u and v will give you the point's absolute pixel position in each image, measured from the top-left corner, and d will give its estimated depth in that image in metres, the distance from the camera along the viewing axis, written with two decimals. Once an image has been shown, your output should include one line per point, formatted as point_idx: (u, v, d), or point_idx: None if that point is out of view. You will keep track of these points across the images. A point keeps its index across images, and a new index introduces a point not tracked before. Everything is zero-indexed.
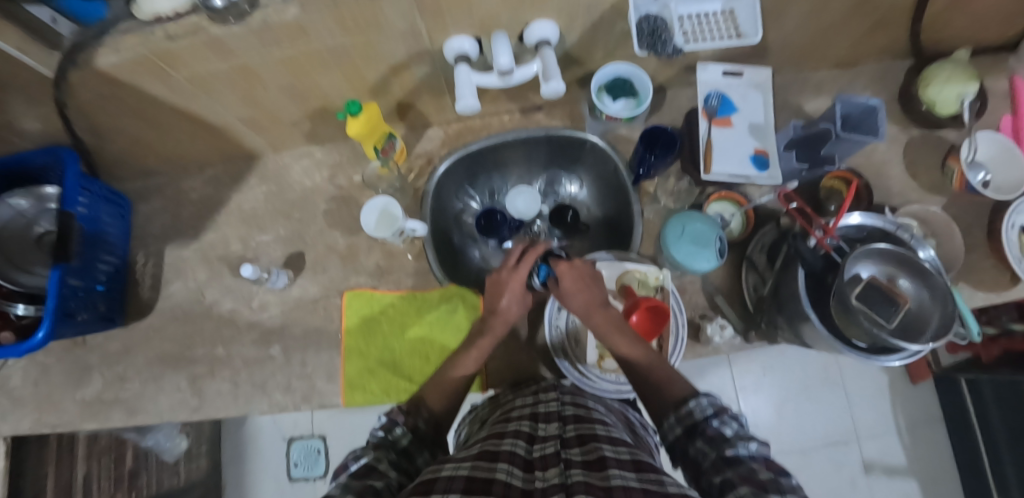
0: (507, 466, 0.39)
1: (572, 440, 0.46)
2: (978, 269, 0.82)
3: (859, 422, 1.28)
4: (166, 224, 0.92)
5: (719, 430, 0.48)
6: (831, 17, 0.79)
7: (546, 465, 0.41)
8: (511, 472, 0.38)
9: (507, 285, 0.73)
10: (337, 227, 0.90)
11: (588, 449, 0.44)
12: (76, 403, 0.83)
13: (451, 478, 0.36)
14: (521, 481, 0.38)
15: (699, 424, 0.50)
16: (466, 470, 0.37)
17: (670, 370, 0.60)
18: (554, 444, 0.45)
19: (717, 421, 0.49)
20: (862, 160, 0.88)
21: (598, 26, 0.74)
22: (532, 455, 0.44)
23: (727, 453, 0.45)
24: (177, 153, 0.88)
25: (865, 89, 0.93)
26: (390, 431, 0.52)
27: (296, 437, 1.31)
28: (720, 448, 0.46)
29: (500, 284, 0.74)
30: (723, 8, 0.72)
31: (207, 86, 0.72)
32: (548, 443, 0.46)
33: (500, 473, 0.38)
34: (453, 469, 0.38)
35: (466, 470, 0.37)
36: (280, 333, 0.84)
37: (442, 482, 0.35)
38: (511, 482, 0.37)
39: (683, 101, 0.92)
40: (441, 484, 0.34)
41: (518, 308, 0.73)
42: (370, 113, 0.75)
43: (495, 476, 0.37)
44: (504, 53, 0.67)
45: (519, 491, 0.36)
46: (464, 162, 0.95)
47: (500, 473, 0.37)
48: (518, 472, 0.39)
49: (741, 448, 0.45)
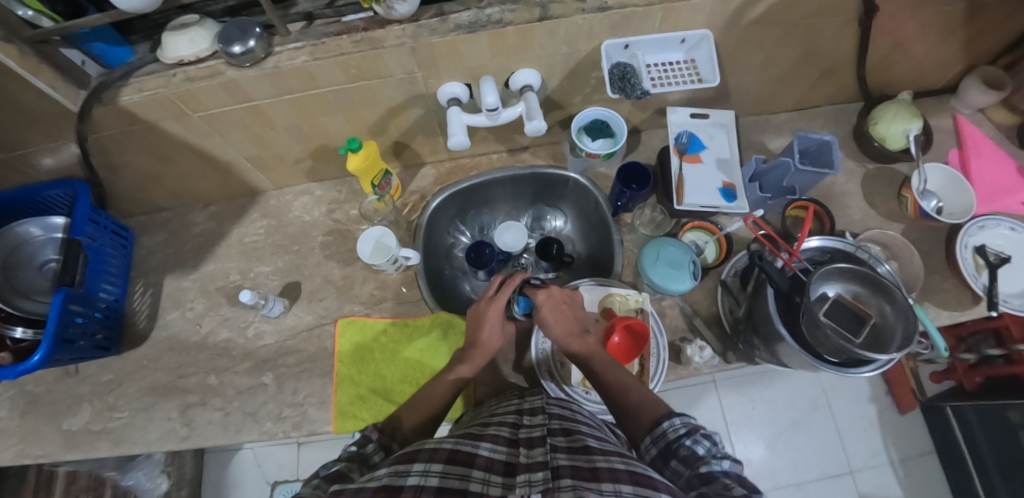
0: (490, 445, 0.47)
1: (557, 430, 0.51)
2: (940, 289, 0.87)
3: (852, 453, 1.28)
4: (168, 256, 0.95)
5: (691, 450, 0.50)
6: (782, 64, 0.89)
7: (532, 444, 0.47)
8: (495, 448, 0.46)
9: (485, 316, 0.75)
10: (333, 259, 0.94)
11: (572, 439, 0.48)
12: (62, 433, 0.82)
13: (435, 449, 0.44)
14: (506, 454, 0.45)
15: (672, 443, 0.52)
16: (450, 443, 0.45)
17: (648, 395, 0.61)
18: (540, 429, 0.50)
19: (690, 440, 0.51)
20: (823, 192, 0.96)
21: (576, 73, 0.83)
22: (517, 436, 0.50)
23: (702, 471, 0.47)
24: (184, 189, 0.94)
25: (823, 128, 1.02)
26: (363, 446, 0.53)
27: (281, 481, 1.25)
28: (695, 466, 0.48)
29: (479, 315, 0.76)
30: (686, 57, 0.81)
31: (220, 126, 0.78)
32: (534, 428, 0.50)
33: (483, 448, 0.45)
34: (437, 442, 0.46)
35: (449, 443, 0.45)
36: (273, 361, 0.86)
37: (426, 452, 0.44)
38: (494, 458, 0.44)
39: (657, 141, 1.00)
40: (424, 454, 0.43)
41: (498, 340, 0.75)
42: (369, 149, 0.81)
43: (478, 451, 0.45)
44: (491, 92, 0.75)
45: (501, 465, 0.44)
46: (455, 199, 1.00)
47: (483, 449, 0.45)
48: (502, 449, 0.46)
49: (715, 465, 0.47)
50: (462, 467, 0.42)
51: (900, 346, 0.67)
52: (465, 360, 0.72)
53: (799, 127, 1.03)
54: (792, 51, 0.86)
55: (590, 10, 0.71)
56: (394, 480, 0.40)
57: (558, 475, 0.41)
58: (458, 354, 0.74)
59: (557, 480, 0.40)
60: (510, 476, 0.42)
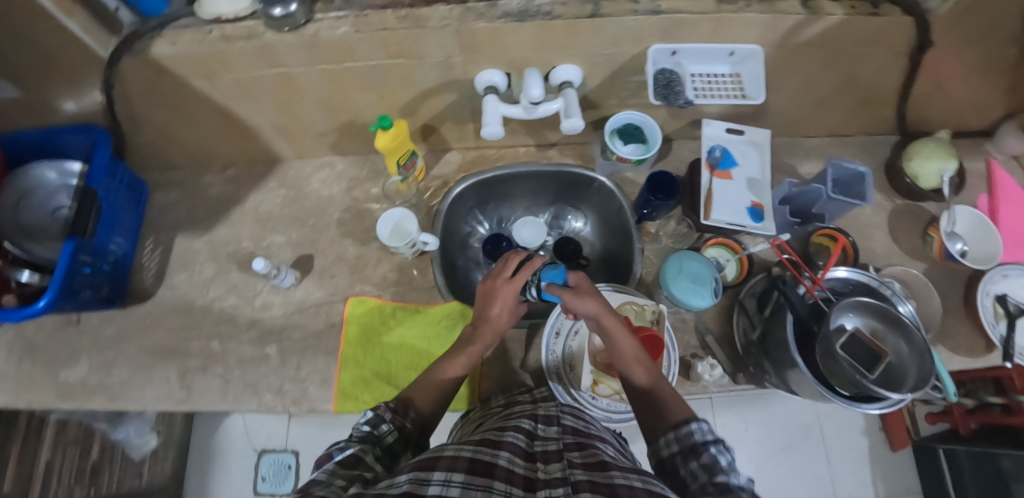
0: (508, 455, 0.43)
1: (571, 444, 0.48)
2: (955, 334, 0.87)
3: (839, 484, 1.29)
4: (180, 216, 0.93)
5: (713, 458, 0.46)
6: (823, 89, 0.88)
7: (548, 459, 0.44)
8: (513, 459, 0.42)
9: (498, 292, 0.70)
10: (348, 237, 0.92)
11: (588, 454, 0.45)
12: (58, 383, 0.81)
13: (454, 457, 0.40)
14: (523, 469, 0.42)
15: (696, 446, 0.48)
16: (469, 452, 0.41)
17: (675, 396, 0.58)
18: (554, 443, 0.48)
19: (715, 447, 0.47)
20: (849, 223, 0.95)
21: (616, 75, 0.81)
22: (533, 449, 0.46)
23: (718, 480, 0.44)
24: (204, 149, 0.92)
25: (854, 157, 1.01)
26: (377, 427, 0.50)
27: (268, 450, 1.23)
28: (712, 473, 0.45)
29: (491, 291, 0.71)
30: (731, 70, 0.79)
31: (249, 90, 0.76)
32: (549, 441, 0.48)
33: (502, 459, 0.41)
34: (456, 450, 0.42)
35: (469, 452, 0.42)
36: (279, 333, 0.85)
37: (445, 461, 0.39)
38: (513, 470, 0.40)
39: (686, 152, 0.99)
40: (444, 462, 0.39)
41: (507, 318, 0.70)
42: (399, 129, 0.79)
43: (497, 461, 0.41)
44: (536, 85, 0.71)
45: (521, 479, 0.40)
46: (477, 188, 0.98)
47: (502, 459, 0.41)
48: (520, 462, 0.42)
49: (734, 477, 0.44)
50: (484, 478, 0.38)
51: (913, 387, 0.66)
52: (476, 339, 0.69)
53: (831, 154, 1.01)
54: (835, 78, 0.85)
55: (641, 13, 0.69)
56: (415, 488, 0.35)
57: (577, 491, 0.38)
58: (467, 333, 0.71)
59: (577, 493, 0.37)
60: (531, 491, 0.39)
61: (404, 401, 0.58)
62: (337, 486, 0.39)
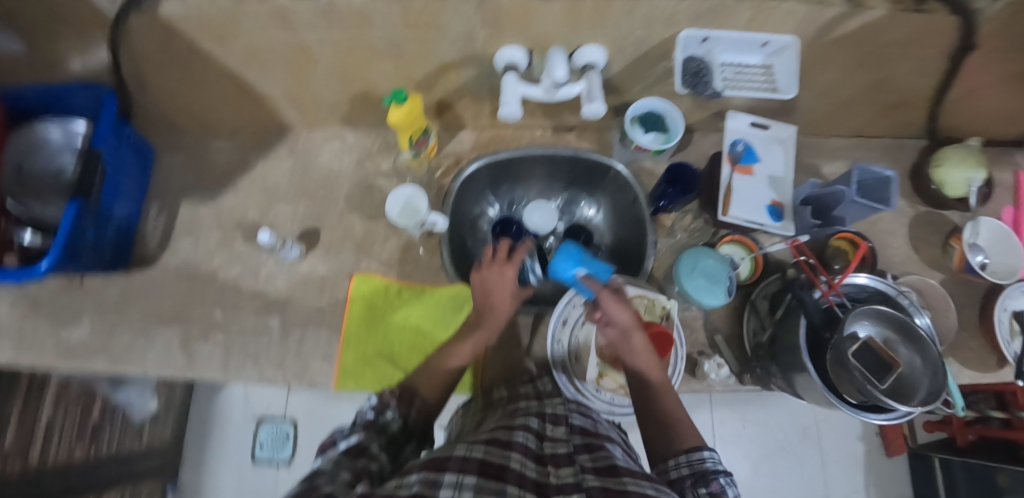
0: (519, 457, 0.42)
1: (581, 447, 0.47)
2: (967, 347, 0.86)
3: (831, 485, 1.30)
4: (186, 180, 0.92)
5: (723, 488, 0.43)
6: (856, 87, 0.84)
7: (558, 463, 0.43)
8: (524, 462, 0.41)
9: (496, 281, 0.72)
10: (356, 212, 0.90)
11: (598, 457, 0.44)
12: (60, 344, 0.81)
13: (465, 458, 0.39)
14: (535, 473, 0.41)
15: (706, 472, 0.45)
16: (480, 453, 0.41)
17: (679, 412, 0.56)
18: (564, 446, 0.47)
19: (725, 478, 0.44)
20: (869, 228, 0.92)
21: (643, 60, 0.78)
22: (543, 451, 0.45)
23: None
24: (212, 114, 0.89)
25: (879, 160, 0.97)
26: (382, 414, 0.50)
27: (266, 418, 1.23)
28: None
29: (488, 283, 0.72)
30: (763, 62, 0.75)
31: (261, 55, 0.73)
32: (558, 443, 0.47)
33: (513, 462, 0.40)
34: (466, 450, 0.41)
35: (479, 453, 0.41)
36: (282, 305, 0.84)
37: (456, 462, 0.39)
38: (525, 473, 0.39)
39: (707, 145, 0.96)
40: (455, 464, 0.38)
41: (509, 305, 0.72)
42: (414, 104, 0.76)
43: (508, 464, 0.40)
44: (560, 66, 0.69)
45: (532, 483, 0.39)
46: (490, 169, 0.95)
47: (514, 461, 0.40)
48: (531, 465, 0.41)
49: None
50: (496, 481, 0.37)
51: (924, 400, 0.65)
52: (481, 325, 0.69)
53: (856, 155, 0.98)
54: (870, 76, 0.81)
55: None
56: (426, 490, 0.34)
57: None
58: (473, 319, 0.71)
59: None
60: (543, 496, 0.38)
61: (410, 387, 0.57)
62: (343, 480, 0.39)
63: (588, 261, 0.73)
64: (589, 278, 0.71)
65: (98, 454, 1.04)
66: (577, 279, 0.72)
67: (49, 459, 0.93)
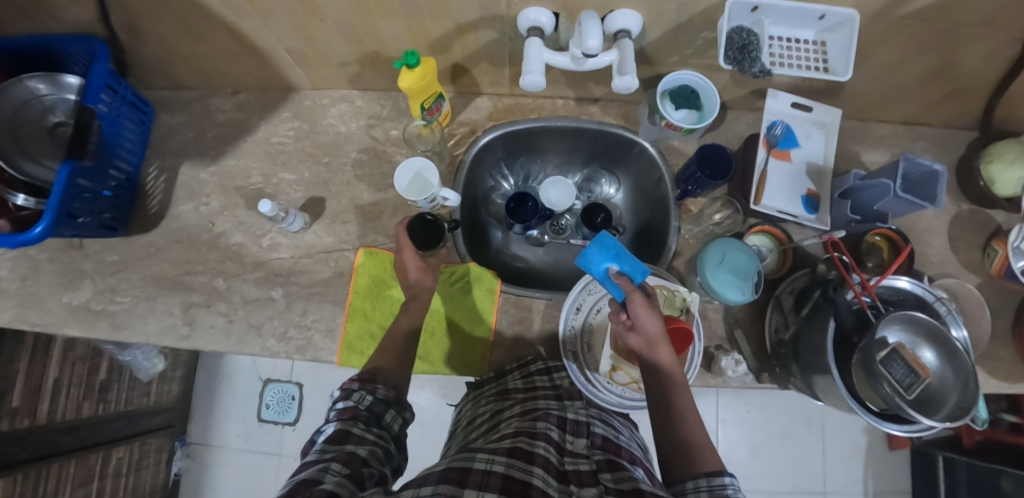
0: (542, 472, 0.47)
1: (603, 464, 0.52)
2: (996, 357, 0.82)
3: (830, 475, 1.31)
4: (187, 140, 0.87)
5: None
6: (916, 71, 0.76)
7: (582, 481, 0.48)
8: (547, 479, 0.46)
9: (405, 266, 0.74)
10: (363, 181, 0.85)
11: (621, 477, 0.49)
12: (62, 306, 0.80)
13: (486, 472, 0.44)
14: (556, 490, 0.46)
15: None
16: (501, 466, 0.45)
17: (696, 435, 0.55)
18: (585, 463, 0.52)
19: None
20: (906, 224, 0.87)
21: (683, 28, 0.70)
22: (565, 467, 0.51)
23: None
24: (214, 69, 0.83)
25: (927, 151, 0.90)
26: (349, 399, 0.54)
27: (273, 379, 1.25)
28: None
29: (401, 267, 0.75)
30: (816, 37, 0.68)
31: (263, 7, 0.67)
32: (580, 460, 0.53)
33: (535, 477, 0.45)
34: (487, 462, 0.46)
35: (501, 466, 0.45)
36: (286, 277, 0.81)
37: (478, 475, 0.44)
38: (545, 488, 0.45)
39: (742, 125, 0.89)
40: (477, 478, 0.43)
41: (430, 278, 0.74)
42: (427, 68, 0.71)
43: (531, 479, 0.45)
44: (594, 35, 0.60)
45: None
46: (507, 140, 0.90)
47: (536, 478, 0.45)
48: (553, 482, 0.47)
49: None
50: None
51: (950, 415, 0.62)
52: None
53: (901, 144, 0.90)
54: (932, 61, 0.73)
55: None
56: None
57: None
58: None
59: None
60: None
61: (371, 369, 0.60)
62: (335, 470, 0.43)
63: (622, 257, 0.69)
64: (620, 275, 0.67)
65: (106, 412, 1.06)
66: (606, 274, 0.69)
67: (57, 417, 0.95)
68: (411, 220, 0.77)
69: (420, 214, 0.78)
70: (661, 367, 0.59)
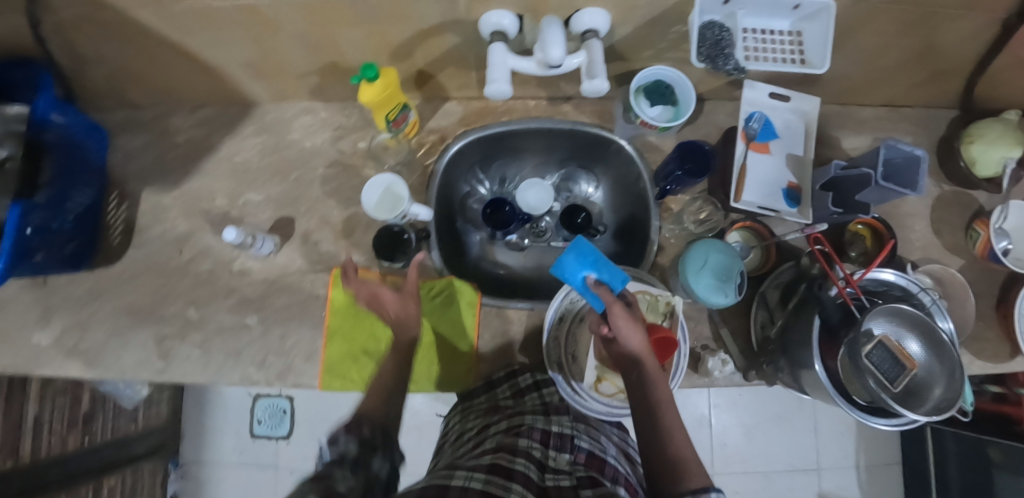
0: (520, 487, 0.47)
1: (585, 479, 0.53)
2: (981, 338, 0.82)
3: (823, 453, 1.33)
4: (147, 163, 0.84)
5: None
6: (896, 53, 0.74)
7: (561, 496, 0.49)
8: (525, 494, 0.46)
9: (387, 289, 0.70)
10: (333, 197, 0.82)
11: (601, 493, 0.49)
12: (32, 346, 0.78)
13: (464, 489, 0.44)
14: None
15: None
16: (479, 482, 0.45)
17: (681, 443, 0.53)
18: (566, 479, 0.53)
19: None
20: (889, 209, 0.85)
21: (655, 23, 0.67)
22: (544, 483, 0.51)
23: None
24: (166, 88, 0.79)
25: (909, 133, 0.88)
26: (334, 444, 0.50)
27: (262, 395, 1.24)
28: None
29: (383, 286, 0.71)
30: (792, 27, 0.66)
31: (210, 22, 0.63)
32: (561, 476, 0.53)
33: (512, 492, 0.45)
34: (466, 479, 0.46)
35: (479, 482, 0.45)
36: (260, 302, 0.78)
37: (456, 491, 0.43)
38: None
39: (721, 116, 0.86)
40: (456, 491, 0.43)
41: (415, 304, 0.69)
42: (388, 79, 0.67)
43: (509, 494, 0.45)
44: (556, 44, 0.57)
45: None
46: (479, 145, 0.86)
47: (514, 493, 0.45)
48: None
49: None
50: None
51: (936, 407, 0.62)
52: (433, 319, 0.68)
53: (883, 127, 0.88)
54: (913, 42, 0.71)
55: None
56: None
57: None
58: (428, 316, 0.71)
59: None
60: None
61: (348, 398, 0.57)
62: None
63: (600, 265, 0.68)
64: (599, 284, 0.67)
65: (92, 442, 1.05)
66: (584, 282, 0.68)
67: (41, 453, 0.95)
68: (380, 229, 0.79)
69: (388, 224, 0.79)
70: (647, 379, 0.58)
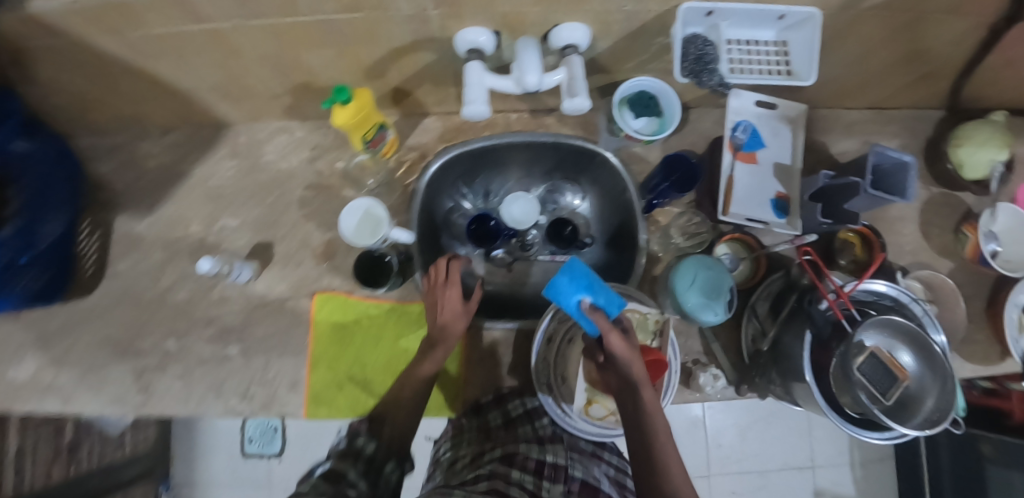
0: None
1: None
2: (972, 341, 0.82)
3: (818, 450, 1.33)
4: (118, 190, 0.81)
5: None
6: (882, 58, 0.72)
7: None
8: None
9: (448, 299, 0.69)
10: (313, 220, 0.80)
11: None
12: (5, 384, 0.75)
13: None
14: None
15: None
16: None
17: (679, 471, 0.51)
18: None
19: None
20: (878, 214, 0.84)
21: (636, 35, 0.65)
22: None
23: None
24: (133, 112, 0.76)
25: (897, 136, 0.87)
26: (355, 440, 0.55)
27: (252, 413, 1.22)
28: None
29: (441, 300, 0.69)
30: (777, 37, 0.64)
31: (172, 48, 0.60)
32: None
33: None
34: None
35: None
36: (240, 331, 0.76)
37: None
38: None
39: (706, 124, 0.85)
40: None
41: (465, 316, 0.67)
42: (362, 101, 0.65)
43: None
44: (533, 70, 0.57)
45: None
46: (461, 160, 0.84)
47: None
48: None
49: None
50: None
51: (928, 422, 0.60)
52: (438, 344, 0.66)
53: (870, 130, 0.87)
54: (900, 47, 0.69)
55: None
56: None
57: None
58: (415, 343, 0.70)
59: None
60: None
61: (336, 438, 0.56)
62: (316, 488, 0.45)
63: (595, 288, 0.64)
64: (595, 310, 0.62)
65: (78, 471, 1.03)
66: (580, 307, 0.63)
67: (26, 486, 0.92)
68: (361, 256, 0.76)
69: (368, 250, 0.76)
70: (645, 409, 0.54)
